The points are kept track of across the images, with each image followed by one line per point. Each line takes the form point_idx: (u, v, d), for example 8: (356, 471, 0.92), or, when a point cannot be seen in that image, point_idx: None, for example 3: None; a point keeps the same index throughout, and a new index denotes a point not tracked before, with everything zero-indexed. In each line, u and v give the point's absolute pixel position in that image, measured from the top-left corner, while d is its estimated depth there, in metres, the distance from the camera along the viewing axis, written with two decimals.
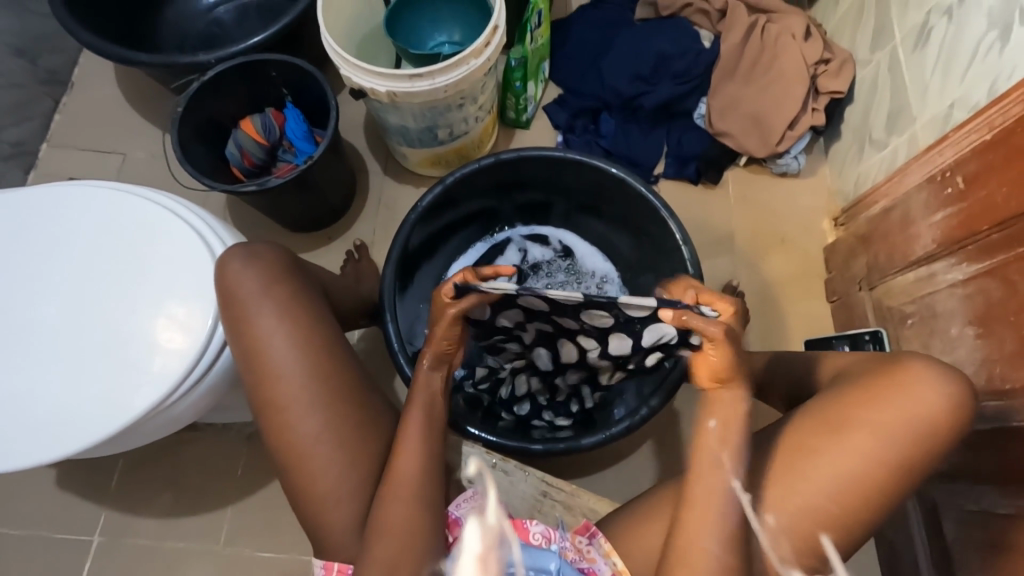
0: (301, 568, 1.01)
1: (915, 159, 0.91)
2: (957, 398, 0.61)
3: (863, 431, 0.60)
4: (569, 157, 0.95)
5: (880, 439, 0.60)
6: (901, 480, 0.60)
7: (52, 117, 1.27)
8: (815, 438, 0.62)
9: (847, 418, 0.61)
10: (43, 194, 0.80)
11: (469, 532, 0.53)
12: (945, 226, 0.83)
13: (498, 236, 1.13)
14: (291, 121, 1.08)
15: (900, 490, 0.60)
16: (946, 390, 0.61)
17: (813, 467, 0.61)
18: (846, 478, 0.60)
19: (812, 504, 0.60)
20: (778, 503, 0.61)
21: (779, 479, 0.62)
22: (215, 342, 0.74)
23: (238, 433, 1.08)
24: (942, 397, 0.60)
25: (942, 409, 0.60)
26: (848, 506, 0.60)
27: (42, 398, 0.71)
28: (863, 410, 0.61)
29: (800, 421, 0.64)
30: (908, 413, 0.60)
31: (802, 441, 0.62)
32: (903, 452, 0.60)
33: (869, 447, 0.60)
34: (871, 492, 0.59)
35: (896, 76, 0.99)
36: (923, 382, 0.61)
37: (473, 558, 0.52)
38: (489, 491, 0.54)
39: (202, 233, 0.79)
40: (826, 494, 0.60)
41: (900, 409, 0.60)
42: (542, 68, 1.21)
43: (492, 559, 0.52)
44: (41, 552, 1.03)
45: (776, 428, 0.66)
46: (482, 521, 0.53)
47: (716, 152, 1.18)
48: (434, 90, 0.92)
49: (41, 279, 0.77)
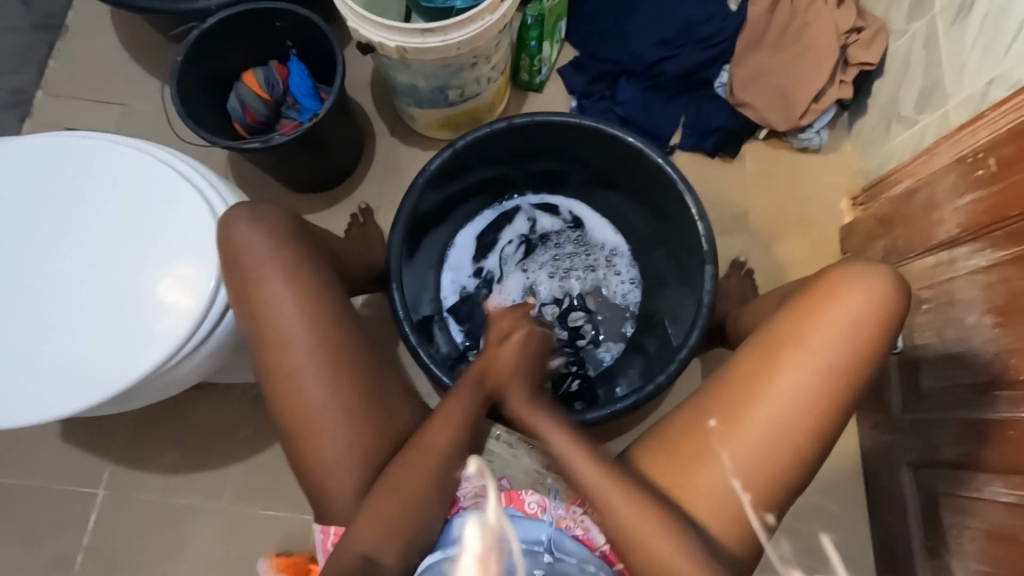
0: (304, 527, 1.02)
1: (946, 139, 0.88)
2: (887, 298, 0.62)
3: (802, 350, 0.61)
4: (585, 123, 0.91)
5: (819, 353, 0.61)
6: (848, 389, 0.61)
7: (48, 63, 1.23)
8: (765, 372, 0.62)
9: (786, 343, 0.62)
10: (41, 145, 0.78)
11: (471, 533, 0.60)
12: (972, 211, 0.80)
13: (507, 204, 1.10)
14: (295, 76, 1.04)
15: (852, 398, 0.62)
16: (876, 296, 0.62)
17: (768, 404, 0.61)
18: (801, 405, 0.61)
19: (780, 442, 0.61)
20: (753, 462, 0.60)
21: (748, 431, 0.61)
22: (218, 305, 0.73)
23: (242, 394, 1.08)
24: (871, 299, 0.62)
25: (873, 311, 0.62)
26: (810, 432, 0.61)
27: (42, 355, 0.70)
28: (799, 332, 0.62)
29: (743, 356, 0.64)
30: (839, 323, 0.62)
31: (751, 375, 0.63)
32: (840, 362, 0.61)
33: (811, 365, 0.61)
34: (821, 408, 0.61)
35: (932, 49, 0.94)
36: (845, 288, 0.63)
37: (473, 558, 0.58)
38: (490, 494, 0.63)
39: (204, 191, 0.76)
40: (783, 426, 0.61)
41: (832, 320, 0.62)
42: (558, 28, 1.16)
43: (491, 560, 0.58)
44: (48, 502, 1.04)
45: (725, 369, 0.65)
46: (483, 522, 0.61)
47: (735, 124, 1.14)
48: (447, 47, 0.87)
49: (37, 233, 0.74)
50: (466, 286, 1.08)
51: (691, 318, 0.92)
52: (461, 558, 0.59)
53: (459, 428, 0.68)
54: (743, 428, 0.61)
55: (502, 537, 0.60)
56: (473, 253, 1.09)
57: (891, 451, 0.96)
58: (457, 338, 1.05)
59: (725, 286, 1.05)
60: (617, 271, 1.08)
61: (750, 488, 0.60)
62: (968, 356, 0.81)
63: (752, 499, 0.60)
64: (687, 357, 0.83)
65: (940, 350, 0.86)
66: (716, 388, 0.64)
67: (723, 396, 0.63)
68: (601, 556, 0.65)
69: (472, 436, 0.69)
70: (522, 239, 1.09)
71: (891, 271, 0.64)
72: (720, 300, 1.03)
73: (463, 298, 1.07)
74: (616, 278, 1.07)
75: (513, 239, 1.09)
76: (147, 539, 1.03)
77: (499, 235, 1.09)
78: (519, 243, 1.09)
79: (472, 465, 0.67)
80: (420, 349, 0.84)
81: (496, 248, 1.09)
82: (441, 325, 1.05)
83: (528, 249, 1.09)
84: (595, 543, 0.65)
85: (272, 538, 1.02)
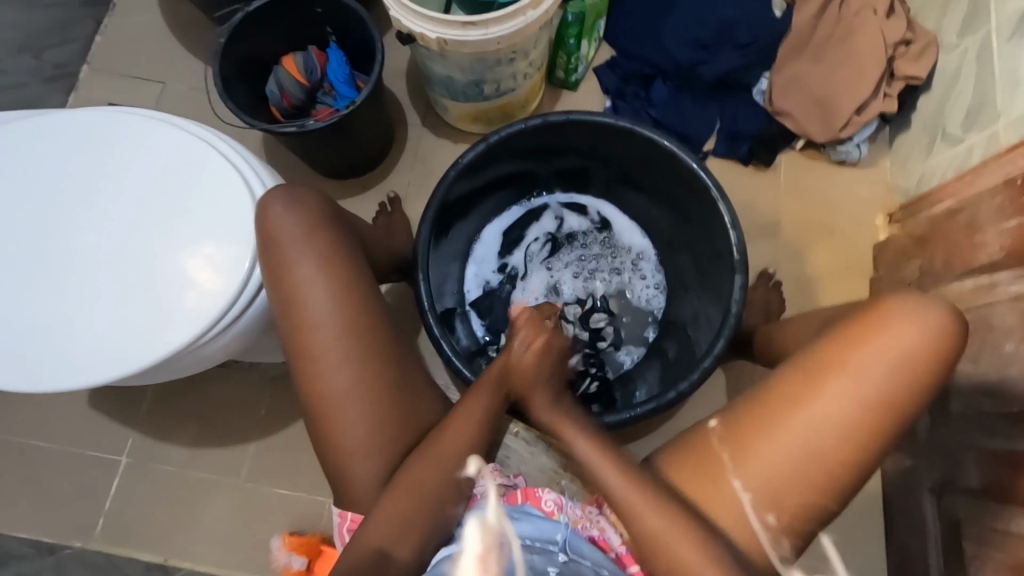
0: (317, 508, 1.04)
1: (993, 160, 0.85)
2: (940, 335, 0.60)
3: (843, 371, 0.60)
4: (620, 125, 0.90)
5: (862, 382, 0.60)
6: (888, 421, 0.60)
7: (93, 39, 1.25)
8: (803, 394, 0.61)
9: (828, 360, 0.61)
10: (89, 119, 0.79)
11: (470, 532, 0.54)
12: (1017, 235, 0.78)
13: (535, 201, 1.10)
14: (333, 62, 1.05)
15: (892, 432, 0.60)
16: (928, 331, 0.60)
17: (802, 426, 0.60)
18: (832, 422, 0.60)
19: (809, 465, 0.60)
20: (766, 467, 0.60)
21: (767, 436, 0.61)
22: (250, 286, 0.74)
23: (263, 374, 1.10)
24: (924, 334, 0.60)
25: (923, 342, 0.60)
26: (838, 452, 0.59)
27: (81, 324, 0.72)
28: (842, 353, 0.61)
29: (782, 376, 0.63)
30: (888, 351, 0.60)
31: (789, 396, 0.61)
32: (883, 394, 0.60)
33: (851, 387, 0.60)
34: (857, 438, 0.59)
35: (985, 66, 0.91)
36: (898, 316, 0.61)
37: (473, 558, 0.53)
38: (490, 490, 0.57)
39: (244, 174, 0.78)
40: (815, 450, 0.60)
41: (881, 350, 0.60)
42: (597, 26, 1.15)
43: (492, 560, 0.53)
44: (73, 466, 1.08)
45: (761, 385, 0.65)
46: (482, 521, 0.55)
47: (772, 133, 1.12)
48: (487, 40, 0.87)
49: (81, 206, 0.76)
50: (490, 282, 1.08)
51: (717, 326, 0.91)
52: (460, 558, 0.53)
53: (477, 421, 0.68)
54: (766, 433, 0.61)
55: (502, 536, 0.55)
56: (499, 248, 1.09)
57: (914, 476, 0.94)
58: (478, 332, 1.05)
59: (751, 297, 1.04)
60: (642, 275, 1.07)
61: (749, 488, 0.60)
62: (1003, 385, 0.79)
63: (752, 498, 0.60)
64: (712, 366, 0.82)
65: (973, 376, 0.84)
66: (748, 402, 0.64)
67: (753, 412, 0.63)
68: (615, 558, 0.64)
69: (490, 430, 0.69)
70: (549, 238, 1.09)
71: (950, 308, 0.62)
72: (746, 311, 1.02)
73: (486, 293, 1.07)
74: (641, 282, 1.06)
75: (540, 237, 1.09)
76: (166, 510, 1.06)
77: (525, 232, 1.09)
78: (545, 241, 1.09)
79: (472, 465, 0.65)
80: (442, 340, 0.84)
81: (521, 244, 1.09)
82: (463, 318, 1.05)
83: (554, 248, 1.08)
84: (610, 545, 0.64)
85: (285, 517, 1.04)
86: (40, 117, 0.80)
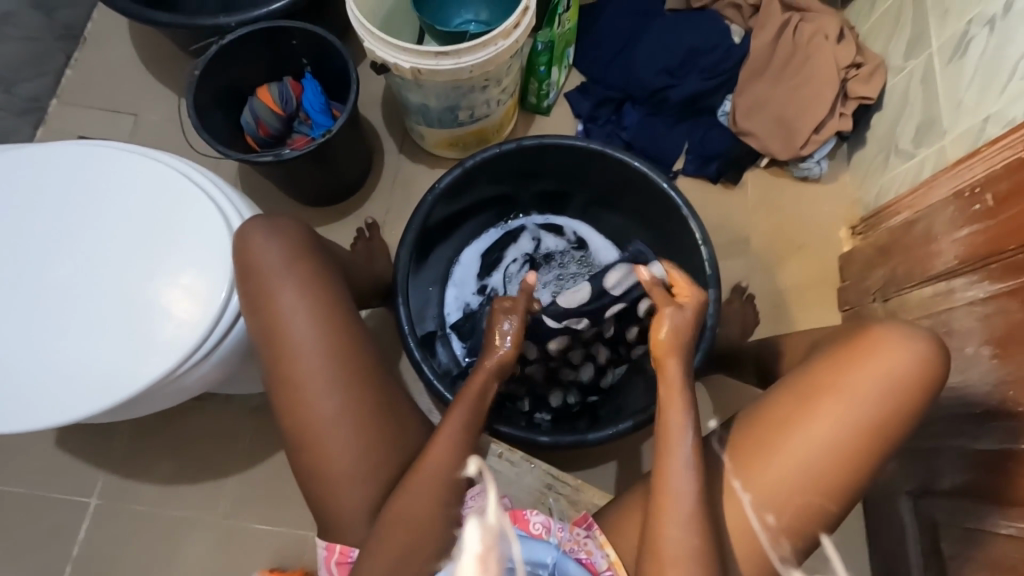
0: (299, 542, 1.01)
1: (943, 174, 0.90)
2: (930, 351, 0.63)
3: (843, 383, 0.62)
4: (593, 147, 0.93)
5: (861, 394, 0.62)
6: (885, 432, 0.62)
7: (64, 73, 1.25)
8: (804, 404, 0.63)
9: (826, 373, 0.63)
10: (58, 153, 0.79)
11: (468, 532, 0.47)
12: (969, 243, 0.82)
13: (512, 223, 1.12)
14: (309, 92, 1.05)
15: (888, 442, 0.62)
16: (920, 347, 0.63)
17: (802, 433, 0.62)
18: (835, 430, 0.61)
19: (809, 472, 0.61)
20: (766, 472, 0.62)
21: (768, 440, 0.63)
22: (227, 315, 0.73)
23: (240, 405, 1.08)
24: (917, 348, 0.63)
25: (919, 359, 0.62)
26: (839, 459, 0.61)
27: (48, 361, 0.70)
28: (841, 365, 0.63)
29: (782, 386, 0.66)
30: (887, 367, 0.62)
31: (788, 404, 0.64)
32: (880, 406, 0.62)
33: (852, 400, 0.62)
34: (856, 446, 0.61)
35: (929, 86, 0.97)
36: (895, 332, 0.63)
37: (473, 558, 0.46)
38: (490, 487, 0.49)
39: (219, 203, 0.77)
40: (815, 457, 0.61)
41: (879, 363, 0.62)
42: (566, 54, 1.19)
43: (492, 560, 0.47)
44: (38, 510, 1.03)
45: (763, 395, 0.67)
46: (482, 519, 0.48)
47: (737, 152, 1.17)
48: (460, 69, 0.89)
49: (50, 241, 0.75)
50: (470, 304, 1.08)
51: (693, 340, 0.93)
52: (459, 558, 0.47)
53: (465, 445, 0.68)
54: (767, 438, 0.63)
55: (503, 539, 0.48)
56: (478, 270, 1.10)
57: (892, 481, 0.97)
58: (459, 354, 1.04)
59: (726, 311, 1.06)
60: None
61: (749, 488, 0.62)
62: (967, 387, 0.82)
63: (752, 499, 0.62)
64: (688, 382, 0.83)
65: None
66: (749, 410, 0.67)
67: (755, 421, 0.65)
68: None
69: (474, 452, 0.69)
70: (527, 258, 1.09)
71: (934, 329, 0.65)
72: (722, 325, 1.04)
73: (466, 316, 1.06)
74: None
75: (517, 258, 1.09)
76: (139, 552, 1.01)
77: (503, 254, 1.09)
78: (523, 262, 1.08)
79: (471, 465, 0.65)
80: (424, 365, 0.84)
81: (500, 265, 1.09)
82: (443, 341, 1.05)
83: (531, 268, 1.08)
84: (599, 568, 0.65)
85: (266, 553, 1.01)
86: (8, 152, 0.79)
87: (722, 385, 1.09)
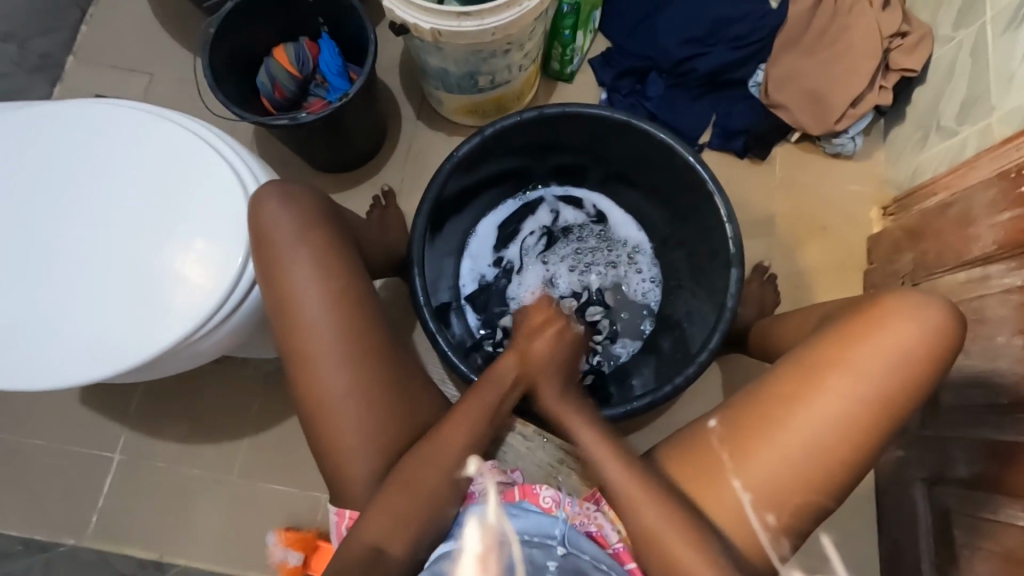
0: (312, 504, 1.04)
1: (987, 153, 0.85)
2: (936, 331, 0.61)
3: (844, 369, 0.61)
4: (615, 118, 0.89)
5: (863, 378, 0.60)
6: (887, 418, 0.60)
7: (79, 28, 1.23)
8: (803, 391, 0.61)
9: (827, 361, 0.62)
10: (73, 110, 0.78)
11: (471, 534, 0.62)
12: (1009, 228, 0.78)
13: (530, 195, 1.09)
14: (325, 53, 1.03)
15: (890, 428, 0.61)
16: (925, 327, 0.61)
17: (800, 423, 0.60)
18: (832, 414, 0.60)
19: (805, 460, 0.60)
20: (765, 467, 0.61)
21: (769, 435, 0.61)
22: (243, 281, 0.73)
23: (257, 369, 1.09)
24: (921, 329, 0.61)
25: (923, 338, 0.60)
26: (838, 448, 0.60)
27: (69, 320, 0.71)
28: (843, 347, 0.61)
29: (779, 373, 0.64)
30: (889, 348, 0.60)
31: (788, 392, 0.62)
32: (882, 391, 0.60)
33: (852, 385, 0.60)
34: (857, 434, 0.60)
35: (979, 59, 0.91)
36: (902, 313, 0.61)
37: (474, 558, 0.60)
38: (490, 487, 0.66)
39: (235, 166, 0.76)
40: (813, 445, 0.60)
41: (883, 345, 0.60)
42: (592, 18, 1.14)
43: (491, 560, 0.60)
44: (64, 463, 1.07)
45: (760, 380, 0.65)
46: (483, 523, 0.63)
47: (767, 125, 1.12)
48: (481, 32, 0.85)
49: (66, 200, 0.75)
50: (485, 275, 1.07)
51: (712, 320, 0.91)
52: (461, 556, 0.61)
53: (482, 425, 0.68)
54: (765, 428, 0.62)
55: (502, 536, 0.62)
56: (494, 243, 1.08)
57: (904, 468, 0.95)
58: (473, 325, 1.05)
59: (746, 291, 1.04)
60: (638, 269, 1.06)
61: (750, 488, 0.61)
62: (993, 378, 0.80)
63: (752, 499, 0.61)
64: (704, 361, 0.82)
65: (965, 367, 0.85)
66: (746, 400, 0.64)
67: (750, 411, 0.63)
68: (612, 554, 0.64)
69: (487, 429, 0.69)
70: (544, 231, 1.08)
71: (944, 305, 0.62)
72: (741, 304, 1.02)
73: (481, 287, 1.06)
74: (637, 276, 1.06)
75: (535, 231, 1.08)
76: (159, 508, 1.05)
77: (521, 226, 1.08)
78: (541, 235, 1.08)
79: (472, 464, 0.66)
80: (438, 336, 0.84)
81: (517, 238, 1.08)
82: (457, 313, 1.05)
83: (549, 241, 1.08)
84: (608, 541, 0.65)
85: (280, 512, 1.03)
86: (21, 110, 0.78)
87: (737, 366, 1.08)
